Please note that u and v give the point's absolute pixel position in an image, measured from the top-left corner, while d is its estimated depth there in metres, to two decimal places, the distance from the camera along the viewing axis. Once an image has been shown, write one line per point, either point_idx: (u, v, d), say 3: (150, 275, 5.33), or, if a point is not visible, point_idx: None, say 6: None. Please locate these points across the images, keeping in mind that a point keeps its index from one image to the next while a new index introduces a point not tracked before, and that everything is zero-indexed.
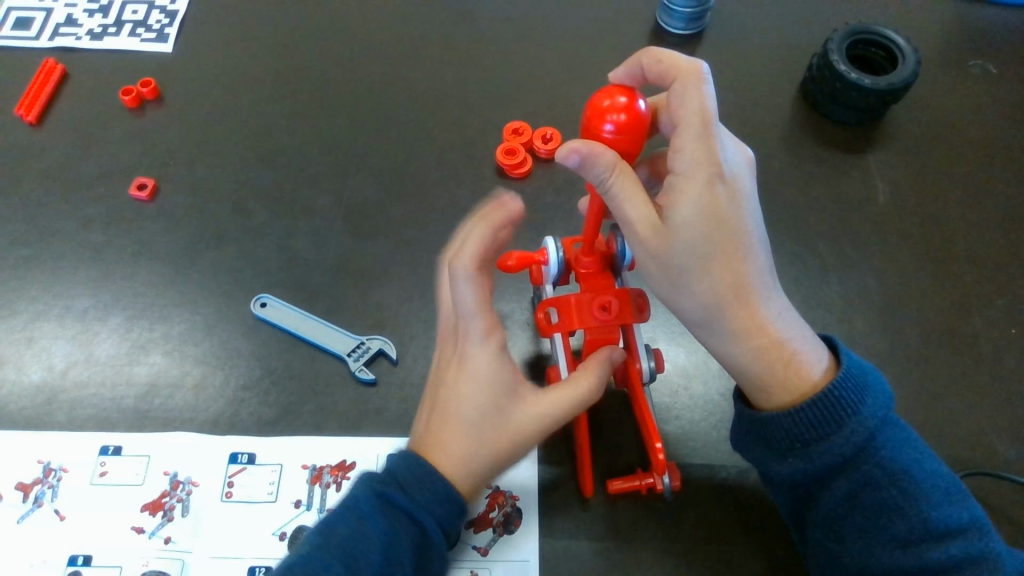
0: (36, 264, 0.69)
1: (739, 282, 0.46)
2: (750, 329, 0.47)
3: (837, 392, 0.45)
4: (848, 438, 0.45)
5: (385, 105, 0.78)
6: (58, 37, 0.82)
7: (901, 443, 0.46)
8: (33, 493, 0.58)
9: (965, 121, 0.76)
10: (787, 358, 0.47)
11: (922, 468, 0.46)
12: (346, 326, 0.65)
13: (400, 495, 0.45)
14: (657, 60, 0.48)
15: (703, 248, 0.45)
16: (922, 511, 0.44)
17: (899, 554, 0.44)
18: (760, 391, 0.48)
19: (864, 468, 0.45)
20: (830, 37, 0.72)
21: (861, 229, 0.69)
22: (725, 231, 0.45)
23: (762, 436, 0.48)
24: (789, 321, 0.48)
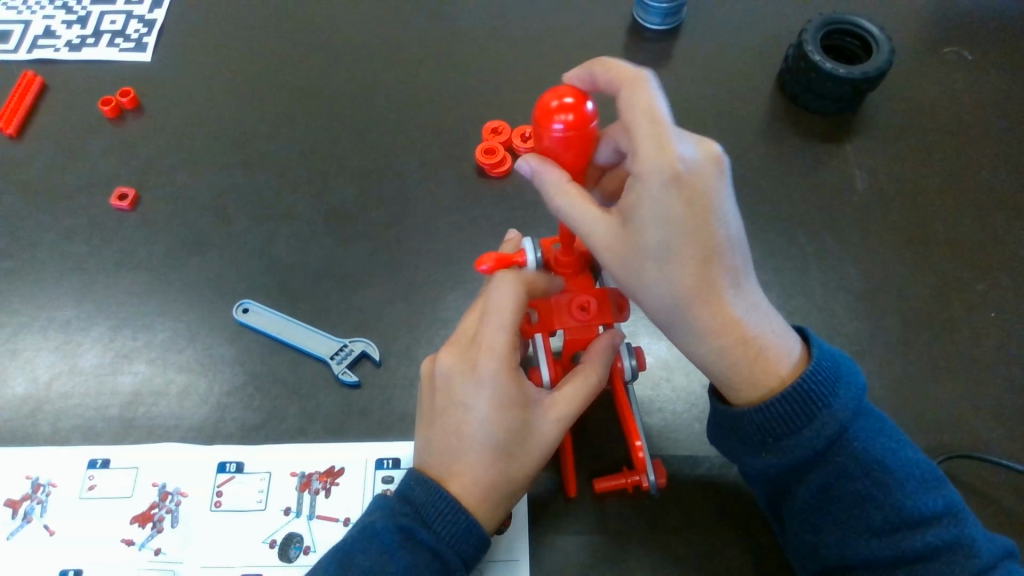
0: (19, 278, 0.69)
1: (703, 283, 0.44)
2: (717, 329, 0.46)
3: (807, 386, 0.44)
4: (819, 431, 0.44)
5: (364, 108, 0.78)
6: (36, 49, 0.82)
7: (875, 434, 0.45)
8: (22, 509, 0.59)
9: (940, 107, 0.77)
10: (756, 354, 0.46)
11: (897, 458, 0.45)
12: (329, 330, 0.66)
13: (423, 532, 0.49)
14: (605, 70, 0.47)
15: (663, 251, 0.44)
16: (897, 500, 0.44)
17: (875, 544, 0.43)
18: (731, 389, 0.47)
19: (838, 460, 0.44)
20: (805, 28, 0.73)
21: (839, 219, 0.70)
22: (684, 233, 0.43)
23: (735, 431, 0.47)
24: (760, 318, 0.46)
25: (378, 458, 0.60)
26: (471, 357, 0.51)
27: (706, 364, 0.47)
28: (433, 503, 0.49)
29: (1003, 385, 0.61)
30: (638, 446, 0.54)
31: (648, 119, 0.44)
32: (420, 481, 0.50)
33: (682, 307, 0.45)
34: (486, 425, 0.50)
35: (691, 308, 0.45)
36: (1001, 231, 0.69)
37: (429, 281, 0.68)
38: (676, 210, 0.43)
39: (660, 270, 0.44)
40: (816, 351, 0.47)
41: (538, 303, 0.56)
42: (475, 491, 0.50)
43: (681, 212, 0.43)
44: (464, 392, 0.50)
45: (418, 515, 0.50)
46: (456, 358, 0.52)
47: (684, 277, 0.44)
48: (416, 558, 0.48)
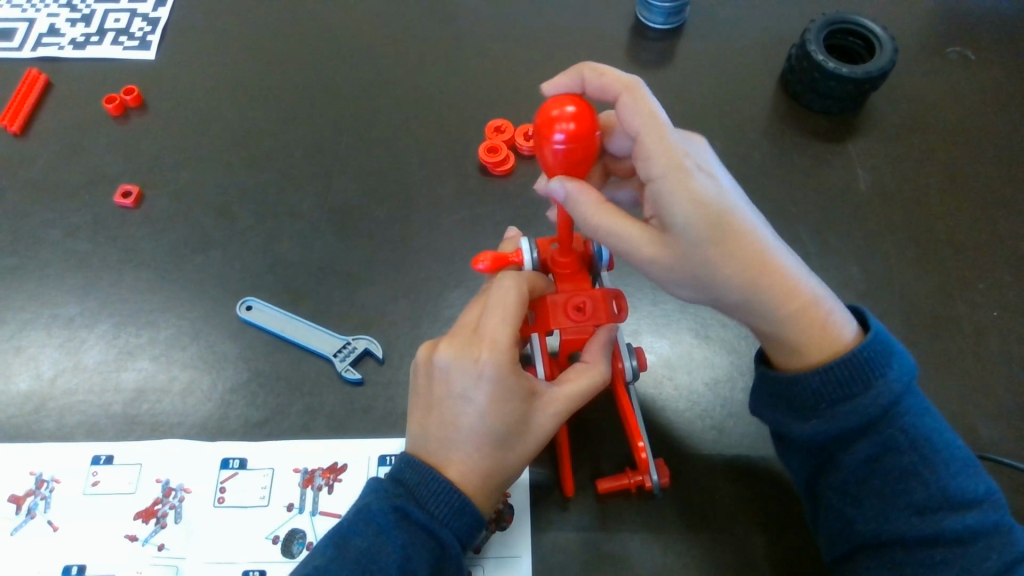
0: (23, 275, 0.70)
1: (758, 254, 0.44)
2: (785, 297, 0.45)
3: (865, 354, 0.44)
4: (876, 399, 0.43)
5: (367, 107, 0.79)
6: (41, 47, 0.82)
7: (924, 410, 0.45)
8: (26, 504, 0.59)
9: (943, 106, 0.77)
10: (817, 321, 0.45)
11: (942, 438, 0.45)
12: (332, 327, 0.66)
13: (417, 511, 0.50)
14: (597, 76, 0.49)
15: (722, 228, 0.43)
16: (941, 479, 0.43)
17: (916, 520, 0.43)
18: (804, 365, 0.46)
19: (888, 432, 0.44)
20: (808, 28, 0.73)
21: (842, 219, 0.70)
22: (728, 206, 0.44)
23: (786, 397, 0.46)
24: (812, 284, 0.46)
25: (381, 454, 0.60)
26: (467, 350, 0.52)
27: (781, 337, 0.46)
28: (427, 484, 0.51)
29: (1006, 383, 0.61)
30: (639, 447, 0.56)
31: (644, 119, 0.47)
32: (412, 464, 0.52)
33: (743, 282, 0.44)
34: (480, 420, 0.51)
35: (753, 283, 0.44)
36: (1004, 231, 0.69)
37: (432, 279, 0.68)
38: (712, 188, 0.44)
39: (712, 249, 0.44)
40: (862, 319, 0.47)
41: (536, 304, 0.57)
42: (469, 480, 0.51)
43: (717, 191, 0.44)
44: (460, 388, 0.51)
45: (412, 496, 0.51)
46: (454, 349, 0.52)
47: (735, 252, 0.44)
48: (411, 537, 0.49)
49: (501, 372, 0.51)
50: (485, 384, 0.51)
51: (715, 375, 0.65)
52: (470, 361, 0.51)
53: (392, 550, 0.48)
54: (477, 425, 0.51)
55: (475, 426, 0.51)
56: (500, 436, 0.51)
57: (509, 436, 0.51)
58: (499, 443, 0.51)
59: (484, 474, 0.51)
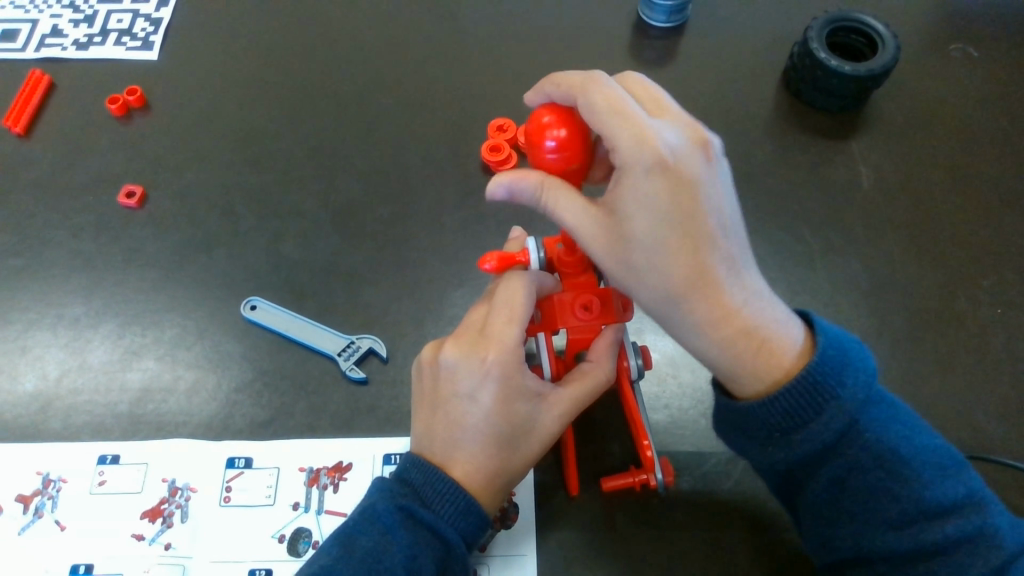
0: (28, 275, 0.70)
1: (696, 269, 0.43)
2: (718, 318, 0.44)
3: (813, 377, 0.43)
4: (828, 425, 0.43)
5: (370, 106, 0.79)
6: (44, 48, 0.83)
7: (888, 421, 0.44)
8: (33, 504, 0.59)
9: (945, 103, 0.77)
10: (759, 344, 0.44)
11: (912, 446, 0.44)
12: (336, 327, 0.66)
13: (422, 509, 0.50)
14: (556, 84, 0.47)
15: (655, 237, 0.43)
16: (914, 492, 0.43)
17: (893, 535, 0.43)
18: (735, 383, 0.46)
19: (849, 453, 0.43)
20: (810, 25, 0.73)
21: (844, 216, 0.70)
22: (673, 217, 0.43)
23: (741, 424, 0.46)
24: (758, 307, 0.45)
25: (386, 453, 0.60)
26: (471, 350, 0.52)
27: (709, 360, 0.46)
28: (432, 482, 0.51)
29: (1009, 380, 0.61)
30: (646, 446, 0.56)
31: (609, 111, 0.44)
32: (417, 463, 0.52)
33: (674, 298, 0.44)
34: (485, 418, 0.51)
35: (682, 298, 0.44)
36: (1006, 228, 0.69)
37: (436, 278, 0.68)
38: (659, 195, 0.43)
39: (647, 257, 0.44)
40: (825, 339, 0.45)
41: (542, 303, 0.57)
42: (473, 480, 0.51)
43: (665, 199, 0.43)
44: (466, 387, 0.52)
45: (418, 496, 0.51)
46: (458, 350, 0.53)
47: (674, 263, 0.43)
48: (417, 536, 0.49)
49: (508, 369, 0.51)
50: (492, 382, 0.51)
51: None
52: (477, 360, 0.52)
53: (397, 550, 0.49)
54: (484, 423, 0.51)
55: (482, 424, 0.51)
56: (505, 433, 0.51)
57: (514, 434, 0.52)
58: (504, 443, 0.52)
59: (489, 475, 0.52)
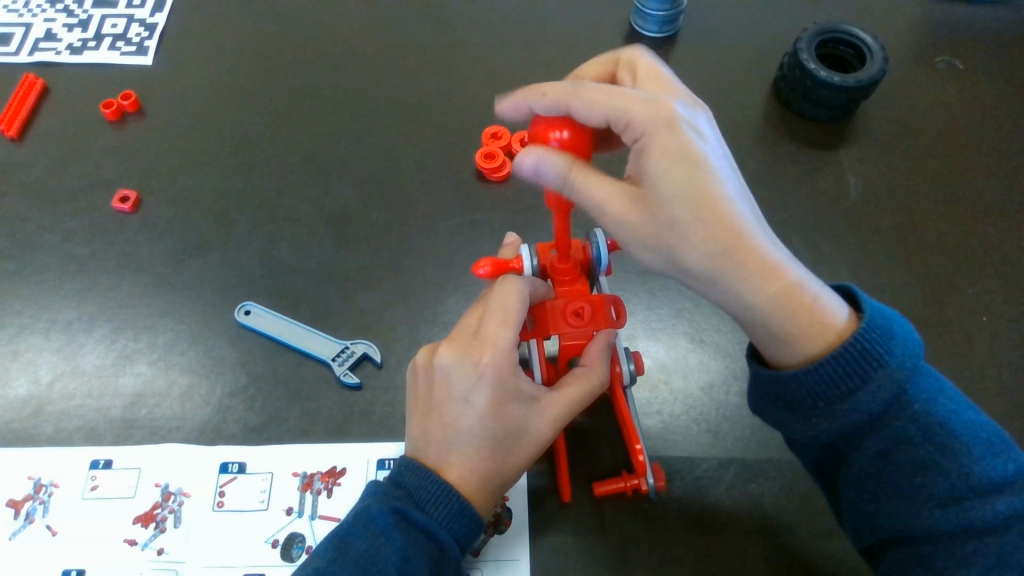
0: (21, 279, 0.70)
1: (732, 223, 0.43)
2: (767, 273, 0.43)
3: (862, 343, 0.42)
4: (875, 393, 0.42)
5: (364, 113, 0.79)
6: (38, 52, 0.82)
7: (936, 394, 0.44)
8: (24, 509, 0.59)
9: (932, 115, 0.78)
10: (807, 302, 0.44)
11: (960, 421, 0.44)
12: (330, 332, 0.66)
13: (416, 512, 0.50)
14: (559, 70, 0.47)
15: (690, 193, 0.42)
16: (963, 467, 0.42)
17: (939, 513, 0.42)
18: (788, 347, 0.45)
19: (896, 425, 0.43)
20: (800, 36, 0.74)
21: (834, 225, 0.71)
22: (698, 170, 0.43)
23: (783, 399, 0.46)
24: (800, 267, 0.45)
25: (379, 458, 0.61)
26: (466, 354, 0.53)
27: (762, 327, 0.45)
28: (427, 486, 0.51)
29: (996, 385, 0.62)
30: (637, 449, 0.56)
31: (612, 87, 0.44)
32: (411, 467, 0.52)
33: (722, 256, 0.43)
34: (478, 422, 0.51)
35: (730, 254, 0.43)
36: (992, 237, 0.70)
37: (430, 284, 0.69)
38: (682, 150, 0.43)
39: (690, 219, 0.42)
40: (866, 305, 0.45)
41: (534, 311, 0.58)
42: (468, 483, 0.52)
43: (688, 153, 0.43)
44: (460, 391, 0.52)
45: (411, 498, 0.51)
46: (453, 354, 0.53)
47: (715, 217, 0.42)
48: (411, 539, 0.50)
49: (502, 373, 0.51)
50: (486, 385, 0.51)
51: (710, 380, 0.65)
52: (471, 364, 0.52)
53: (391, 552, 0.49)
54: (477, 426, 0.51)
55: (475, 427, 0.51)
56: (499, 437, 0.52)
57: (508, 438, 0.52)
58: (498, 446, 0.52)
59: (483, 478, 0.52)
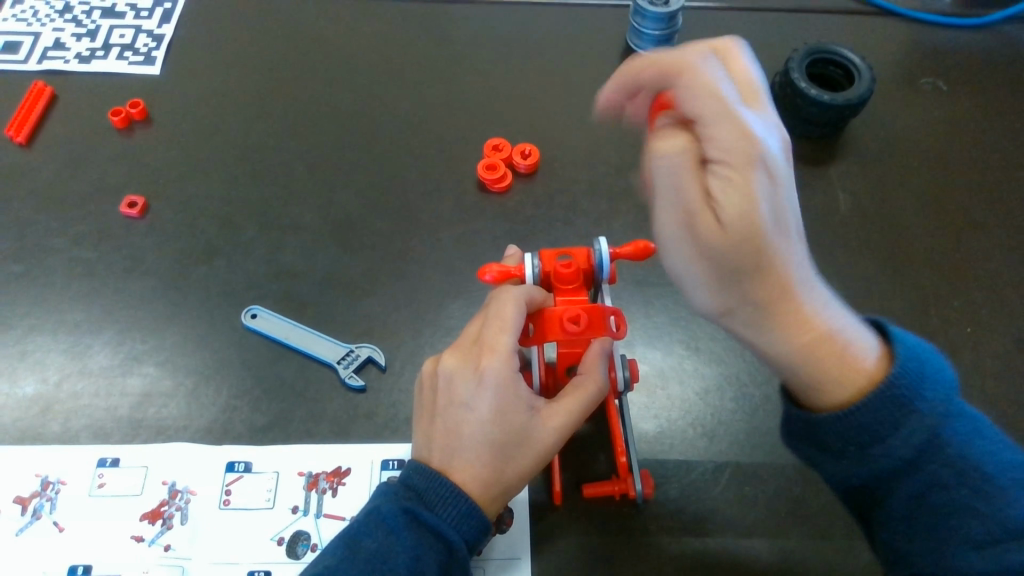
0: (28, 280, 0.71)
1: (779, 274, 0.43)
2: (796, 321, 0.44)
3: (895, 388, 0.42)
4: (906, 439, 0.41)
5: (367, 124, 0.81)
6: (47, 60, 0.84)
7: (972, 436, 0.42)
8: (31, 506, 0.60)
9: (917, 134, 0.81)
10: (837, 351, 0.44)
11: (999, 465, 0.42)
12: (335, 336, 0.68)
13: (427, 512, 0.52)
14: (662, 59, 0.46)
15: (749, 240, 0.42)
16: (1000, 510, 0.40)
17: (974, 556, 0.40)
18: (815, 391, 0.45)
19: (929, 468, 0.42)
20: (791, 57, 0.77)
21: (823, 238, 0.74)
22: (765, 220, 0.42)
23: (813, 438, 0.45)
24: (834, 315, 0.45)
25: (384, 459, 0.62)
26: (470, 364, 0.55)
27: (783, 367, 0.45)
28: (435, 487, 0.52)
29: (979, 394, 0.65)
30: (621, 452, 0.61)
31: (711, 98, 0.42)
32: (419, 469, 0.54)
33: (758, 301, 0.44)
34: (477, 428, 0.53)
35: (766, 301, 0.44)
36: (975, 252, 0.73)
37: (433, 290, 0.70)
38: (755, 192, 0.41)
39: (744, 262, 0.42)
40: (896, 338, 0.44)
41: (535, 318, 0.60)
42: (470, 488, 0.53)
43: (761, 194, 0.41)
44: (463, 398, 0.54)
45: (421, 499, 0.53)
46: (457, 363, 0.55)
47: (764, 265, 0.43)
48: (420, 538, 0.51)
49: (502, 379, 0.53)
50: (489, 391, 0.53)
51: (706, 385, 0.67)
52: (472, 371, 0.54)
53: (401, 550, 0.50)
54: (477, 432, 0.52)
55: (476, 433, 0.53)
56: (500, 443, 0.53)
57: (508, 444, 0.53)
58: (500, 451, 0.53)
59: (486, 483, 0.53)
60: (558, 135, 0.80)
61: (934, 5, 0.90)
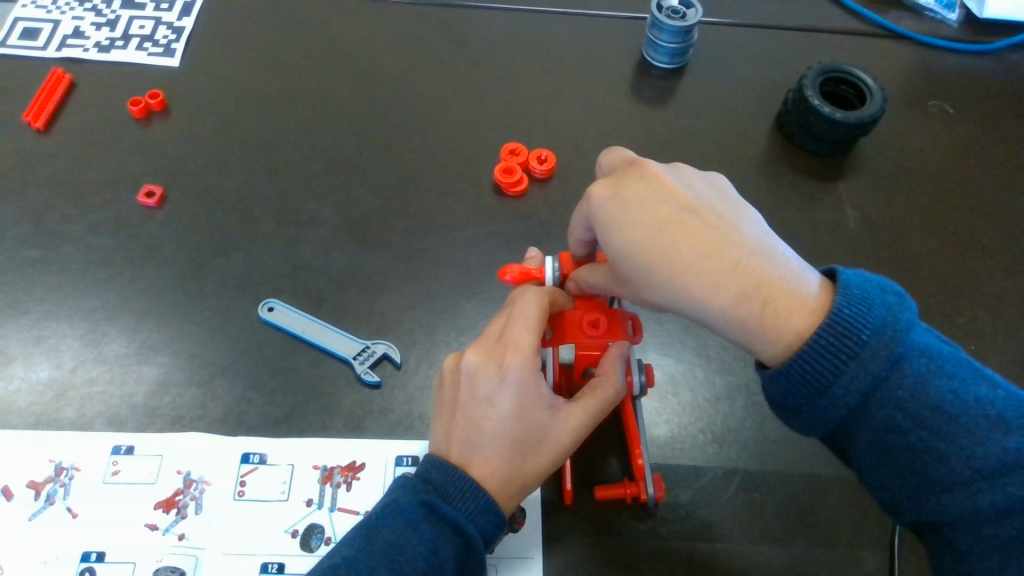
0: (43, 266, 0.71)
1: (670, 262, 0.50)
2: (715, 291, 0.49)
3: (824, 341, 0.46)
4: (847, 388, 0.45)
5: (385, 123, 0.82)
6: (66, 48, 0.84)
7: (927, 376, 0.45)
8: (44, 491, 0.60)
9: (923, 155, 0.83)
10: (760, 311, 0.48)
11: (959, 400, 0.45)
12: (351, 332, 0.68)
13: (445, 506, 0.51)
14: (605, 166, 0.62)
15: (634, 242, 0.52)
16: (963, 450, 0.44)
17: (949, 499, 0.44)
18: (759, 351, 0.49)
19: (882, 414, 0.46)
20: (806, 75, 0.79)
21: (832, 252, 0.75)
22: (645, 226, 0.52)
23: (779, 399, 0.49)
24: (765, 277, 0.49)
25: (398, 455, 0.62)
26: (493, 360, 0.55)
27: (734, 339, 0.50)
28: (454, 481, 0.52)
29: None
30: (637, 454, 0.61)
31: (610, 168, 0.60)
32: (437, 463, 0.54)
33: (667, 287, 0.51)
34: (499, 425, 0.53)
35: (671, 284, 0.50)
36: (978, 272, 0.75)
37: (449, 290, 0.71)
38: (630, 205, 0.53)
39: (636, 261, 0.52)
40: (841, 286, 0.48)
41: (554, 320, 0.61)
42: (490, 485, 0.53)
43: (636, 206, 0.53)
44: (485, 394, 0.54)
45: (439, 492, 0.52)
46: (479, 358, 0.55)
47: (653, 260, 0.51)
48: (438, 532, 0.51)
49: (525, 377, 0.54)
50: (512, 387, 0.53)
51: (716, 393, 0.68)
52: (495, 367, 0.54)
53: (419, 543, 0.50)
54: (499, 428, 0.53)
55: (497, 429, 0.53)
56: (520, 440, 0.53)
57: (529, 441, 0.54)
58: (520, 448, 0.53)
59: (506, 480, 0.53)
60: (574, 142, 0.81)
61: (941, 30, 0.92)
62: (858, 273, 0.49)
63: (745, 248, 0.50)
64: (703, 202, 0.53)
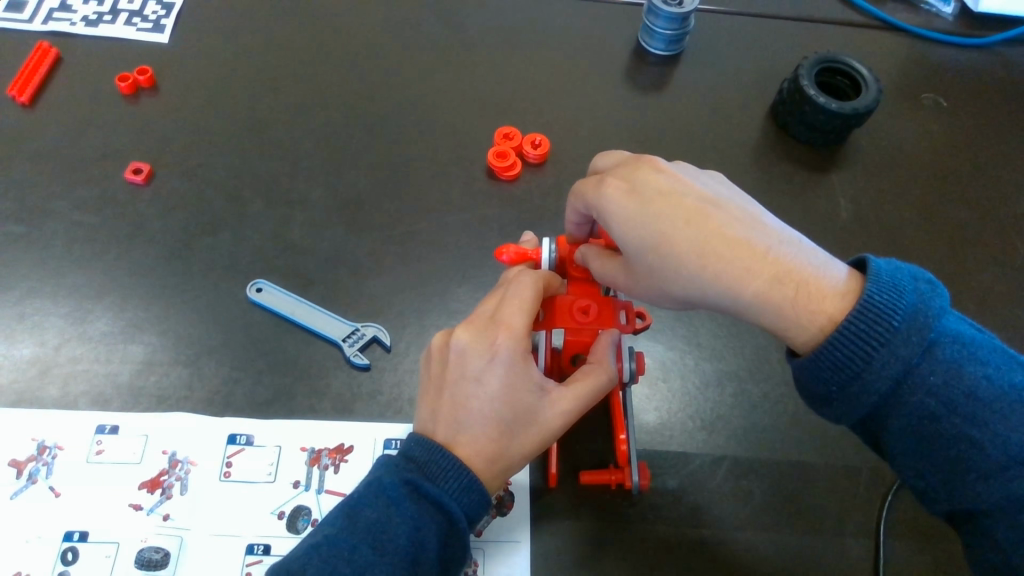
0: (27, 242, 0.70)
1: (698, 249, 0.50)
2: (748, 277, 0.49)
3: (856, 328, 0.46)
4: (880, 374, 0.45)
5: (377, 104, 0.81)
6: (52, 21, 0.83)
7: (963, 362, 0.45)
8: (27, 470, 0.59)
9: (916, 147, 0.83)
10: (795, 295, 0.49)
11: (994, 385, 0.45)
12: (339, 314, 0.67)
13: (428, 484, 0.51)
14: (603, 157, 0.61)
15: (658, 230, 0.52)
16: (1002, 438, 0.44)
17: (981, 485, 0.44)
18: (789, 337, 0.49)
19: (913, 400, 0.45)
20: (801, 64, 0.79)
21: (823, 242, 0.75)
22: (669, 216, 0.52)
23: (807, 387, 0.49)
24: (792, 263, 0.50)
25: (387, 438, 0.62)
26: (484, 339, 0.54)
27: (762, 323, 0.50)
28: (438, 460, 0.52)
29: None
30: (622, 440, 0.60)
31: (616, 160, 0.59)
32: (421, 441, 0.53)
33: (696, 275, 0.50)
34: (486, 404, 0.52)
35: (701, 269, 0.50)
36: (968, 264, 0.75)
37: (439, 274, 0.70)
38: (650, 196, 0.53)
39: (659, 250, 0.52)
40: (871, 272, 0.48)
41: (546, 304, 0.61)
42: (475, 462, 0.52)
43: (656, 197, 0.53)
44: (474, 372, 0.53)
45: (422, 471, 0.52)
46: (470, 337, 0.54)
47: (678, 248, 0.51)
48: (421, 510, 0.50)
49: (515, 357, 0.53)
50: (501, 367, 0.53)
51: (706, 380, 0.68)
52: (486, 344, 0.54)
53: (401, 521, 0.49)
54: (488, 408, 0.52)
55: (486, 408, 0.52)
56: (509, 421, 0.53)
57: (516, 422, 0.53)
58: (507, 429, 0.53)
59: (492, 460, 0.53)
60: (568, 127, 0.81)
61: (936, 23, 0.92)
62: (886, 261, 0.50)
63: (771, 239, 0.51)
64: (721, 196, 0.54)
